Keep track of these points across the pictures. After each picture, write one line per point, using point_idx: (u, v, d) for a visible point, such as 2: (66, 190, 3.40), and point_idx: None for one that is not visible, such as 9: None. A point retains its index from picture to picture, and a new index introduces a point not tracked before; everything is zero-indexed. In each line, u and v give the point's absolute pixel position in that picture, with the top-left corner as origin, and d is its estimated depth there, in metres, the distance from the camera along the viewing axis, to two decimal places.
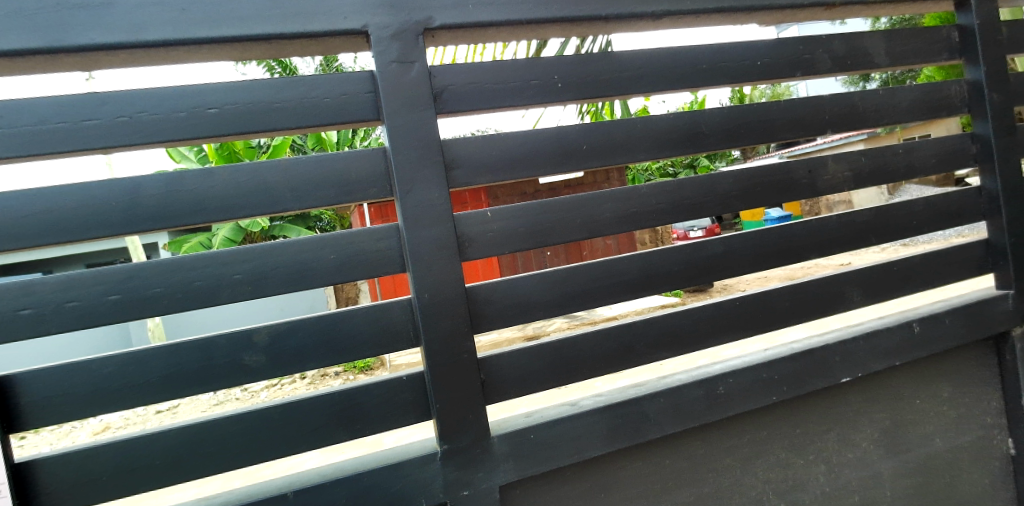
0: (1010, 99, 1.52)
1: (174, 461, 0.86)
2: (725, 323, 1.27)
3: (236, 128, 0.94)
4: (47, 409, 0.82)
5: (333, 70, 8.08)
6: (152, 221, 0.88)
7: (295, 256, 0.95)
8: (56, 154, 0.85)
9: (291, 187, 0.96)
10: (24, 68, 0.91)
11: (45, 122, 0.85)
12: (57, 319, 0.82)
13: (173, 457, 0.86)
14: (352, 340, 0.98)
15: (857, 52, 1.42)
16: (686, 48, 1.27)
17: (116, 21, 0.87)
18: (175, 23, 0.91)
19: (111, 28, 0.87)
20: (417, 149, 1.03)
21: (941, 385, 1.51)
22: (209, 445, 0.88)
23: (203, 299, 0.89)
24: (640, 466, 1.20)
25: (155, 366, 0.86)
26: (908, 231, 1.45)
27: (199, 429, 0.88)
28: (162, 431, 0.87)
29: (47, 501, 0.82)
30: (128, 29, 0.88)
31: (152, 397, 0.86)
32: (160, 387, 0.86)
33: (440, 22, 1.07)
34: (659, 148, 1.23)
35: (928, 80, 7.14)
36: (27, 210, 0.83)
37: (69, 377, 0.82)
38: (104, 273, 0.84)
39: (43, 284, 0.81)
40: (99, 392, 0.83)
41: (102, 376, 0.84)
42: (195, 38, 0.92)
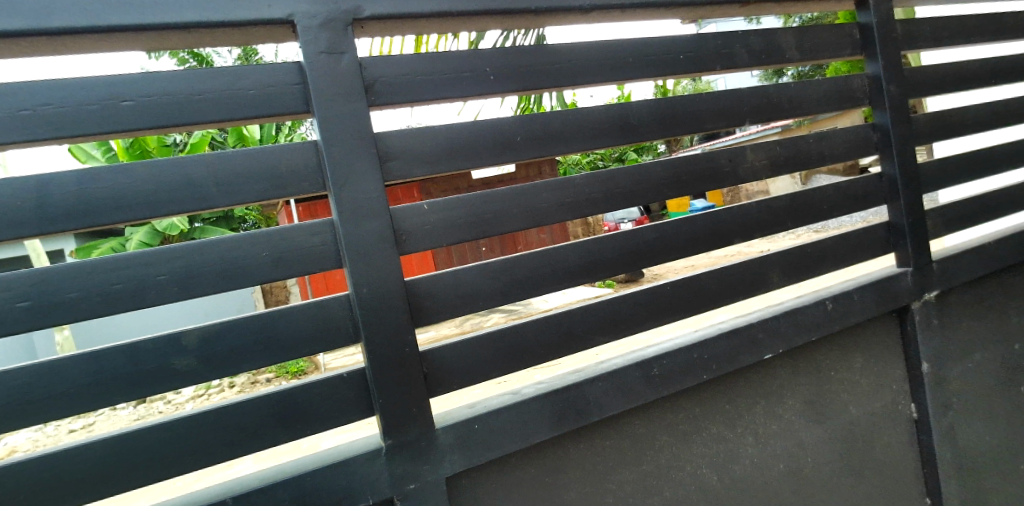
0: (905, 90, 1.68)
1: (97, 476, 0.79)
2: (659, 306, 1.33)
3: (156, 121, 0.87)
4: None
5: (255, 62, 7.65)
6: (61, 221, 0.79)
7: (225, 252, 0.90)
8: None
9: (218, 181, 0.90)
10: None
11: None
12: None
13: (96, 470, 0.79)
14: (291, 337, 0.94)
15: (772, 46, 1.52)
16: (617, 41, 1.31)
17: (13, 4, 0.77)
18: (80, 5, 0.82)
19: (5, 11, 0.77)
20: (352, 142, 1.00)
21: (852, 354, 1.67)
22: (139, 455, 0.81)
23: (126, 302, 0.82)
24: (584, 450, 1.23)
25: (70, 376, 0.78)
26: (820, 214, 1.59)
27: (125, 438, 0.81)
28: (77, 446, 0.78)
29: None
30: (29, 15, 0.79)
31: (68, 410, 0.77)
32: (76, 398, 0.78)
33: (371, 12, 1.04)
34: (593, 139, 1.26)
35: (810, 130, 7.48)
36: None
37: None
38: (8, 278, 0.75)
39: None
40: (2, 409, 0.74)
41: (6, 390, 0.74)
42: (104, 24, 0.83)
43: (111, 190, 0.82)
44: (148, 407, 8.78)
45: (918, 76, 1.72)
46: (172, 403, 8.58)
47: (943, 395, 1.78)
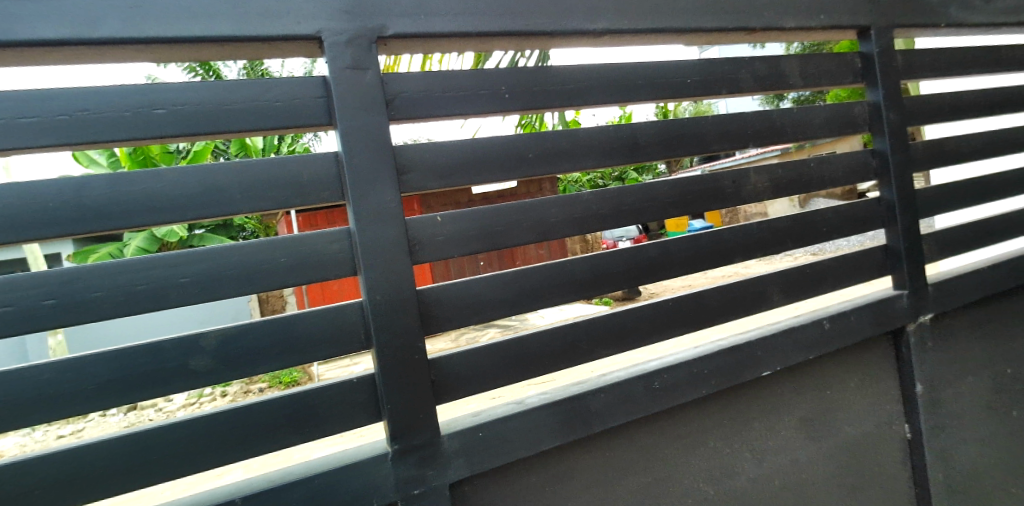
0: (904, 118, 1.73)
1: (115, 472, 0.82)
2: (662, 321, 1.36)
3: (190, 128, 0.92)
4: None
5: (260, 72, 7.72)
6: (100, 221, 0.84)
7: (246, 256, 0.94)
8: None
9: (244, 188, 0.95)
10: None
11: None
12: None
13: (114, 467, 0.82)
14: (304, 342, 0.97)
15: (776, 72, 1.57)
16: (627, 64, 1.35)
17: (63, 13, 0.83)
18: (124, 16, 0.87)
19: (54, 20, 0.82)
20: (372, 153, 1.03)
21: (849, 374, 1.70)
22: (154, 452, 0.85)
23: (152, 301, 0.87)
24: (584, 462, 1.25)
25: (95, 373, 0.82)
26: (819, 236, 1.62)
27: (143, 435, 0.84)
28: (100, 440, 0.83)
29: None
30: (77, 23, 0.84)
31: (91, 405, 0.82)
32: (97, 393, 0.82)
33: (395, 31, 1.08)
34: (601, 157, 1.30)
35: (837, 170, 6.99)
36: None
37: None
38: (44, 274, 0.80)
39: None
40: (30, 402, 0.78)
41: (38, 382, 0.79)
42: (146, 36, 0.88)
43: (144, 193, 0.87)
44: (137, 413, 8.67)
45: (917, 105, 1.78)
46: (162, 409, 8.49)
47: (938, 418, 1.81)
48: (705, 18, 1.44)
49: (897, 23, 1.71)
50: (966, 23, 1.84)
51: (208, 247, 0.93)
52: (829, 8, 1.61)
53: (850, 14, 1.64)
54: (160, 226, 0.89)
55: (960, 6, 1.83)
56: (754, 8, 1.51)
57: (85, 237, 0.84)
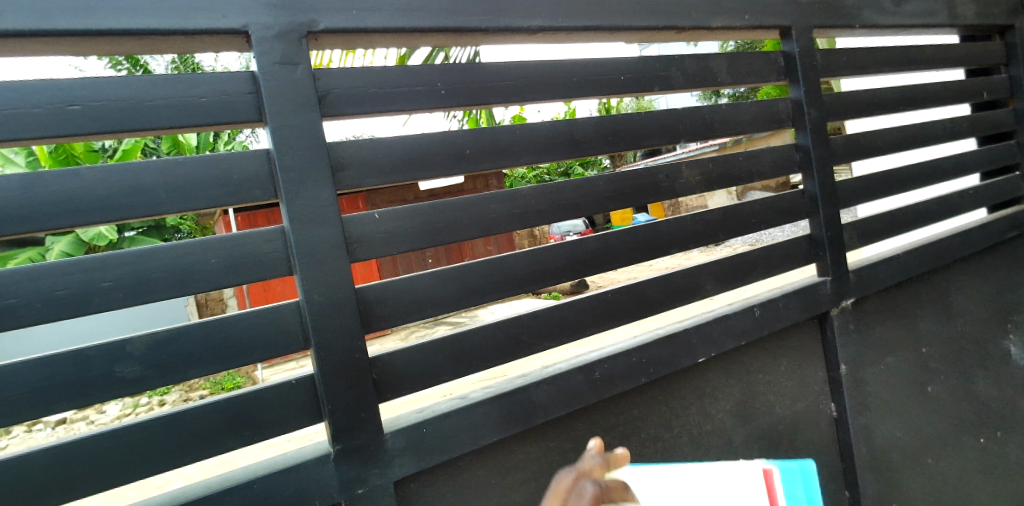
0: (824, 114, 1.85)
1: (31, 493, 0.78)
2: (604, 312, 1.41)
3: (107, 125, 0.86)
4: None
5: (192, 63, 7.30)
6: (9, 225, 0.79)
7: (177, 259, 0.91)
8: None
9: (169, 187, 0.92)
10: None
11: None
12: None
13: (30, 489, 0.77)
14: (239, 345, 0.95)
15: (706, 71, 1.64)
16: (564, 61, 1.38)
17: None
18: (31, 6, 0.81)
19: None
20: (305, 151, 1.02)
21: (778, 356, 1.82)
22: (77, 468, 0.81)
23: (71, 308, 0.83)
24: (530, 453, 1.29)
25: (8, 386, 0.78)
26: (750, 227, 1.72)
27: (64, 451, 0.80)
28: (16, 455, 0.78)
29: None
30: None
31: (7, 419, 0.78)
32: (14, 407, 0.79)
33: (326, 26, 1.06)
34: (539, 153, 1.33)
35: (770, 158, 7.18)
36: None
37: None
38: None
39: None
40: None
41: None
42: (58, 26, 0.83)
43: (59, 195, 0.82)
44: (65, 429, 8.07)
45: (836, 103, 1.91)
46: (95, 421, 7.94)
47: (858, 394, 1.96)
48: (638, 17, 1.49)
49: (817, 25, 1.83)
50: (877, 26, 1.99)
51: (134, 249, 0.89)
52: (754, 9, 1.70)
53: (773, 16, 1.74)
54: (77, 230, 0.84)
55: (872, 10, 1.97)
56: (684, 9, 1.58)
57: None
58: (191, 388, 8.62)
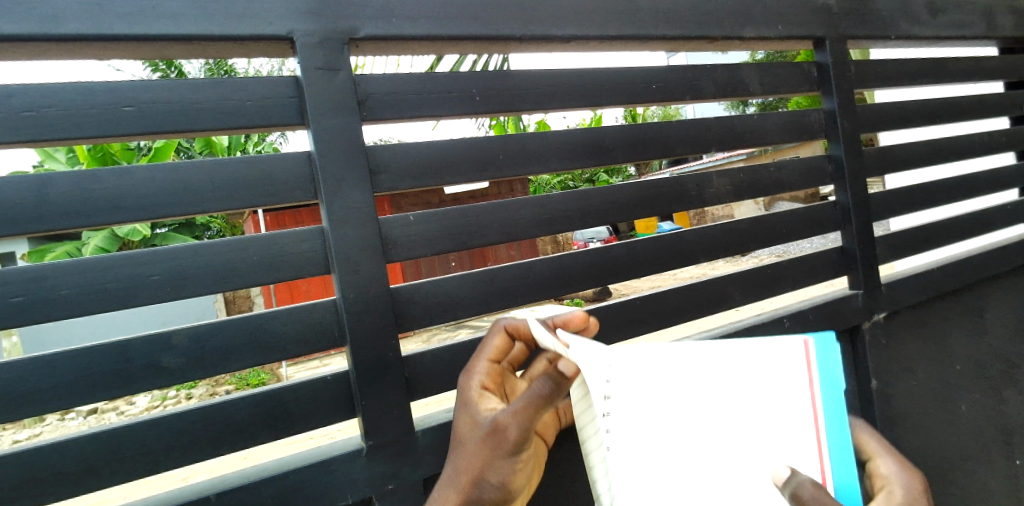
0: (857, 125, 1.82)
1: (93, 469, 0.88)
2: (630, 319, 1.41)
3: (156, 125, 0.92)
4: None
5: (225, 67, 7.53)
6: (67, 216, 0.86)
7: (218, 255, 0.95)
8: None
9: (213, 186, 0.96)
10: None
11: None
12: None
13: (92, 464, 0.88)
14: (276, 340, 0.99)
15: (736, 81, 1.64)
16: (595, 69, 1.39)
17: (28, 10, 0.83)
18: (92, 16, 0.87)
19: (21, 15, 0.83)
20: (343, 153, 1.05)
21: None
22: (131, 450, 0.90)
23: (121, 300, 0.88)
24: (555, 456, 1.30)
25: (64, 371, 0.84)
26: (779, 237, 1.70)
27: (120, 433, 0.90)
28: (80, 436, 0.88)
29: None
30: (42, 21, 0.85)
31: (61, 404, 0.84)
32: (68, 391, 0.85)
33: (366, 33, 1.09)
34: (569, 159, 1.33)
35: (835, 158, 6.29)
36: None
37: None
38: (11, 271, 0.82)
39: None
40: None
41: (8, 380, 0.81)
42: (115, 32, 0.89)
43: (113, 191, 0.89)
44: (96, 417, 8.36)
45: (870, 114, 1.87)
46: (123, 413, 8.18)
47: (888, 411, 1.92)
48: (669, 26, 1.49)
49: (851, 35, 1.80)
50: (915, 36, 1.95)
51: (179, 245, 0.94)
52: (787, 19, 1.69)
53: (807, 26, 1.72)
54: (127, 225, 0.90)
55: (909, 21, 1.94)
56: (716, 18, 1.58)
57: (53, 234, 0.85)
58: (216, 383, 8.84)
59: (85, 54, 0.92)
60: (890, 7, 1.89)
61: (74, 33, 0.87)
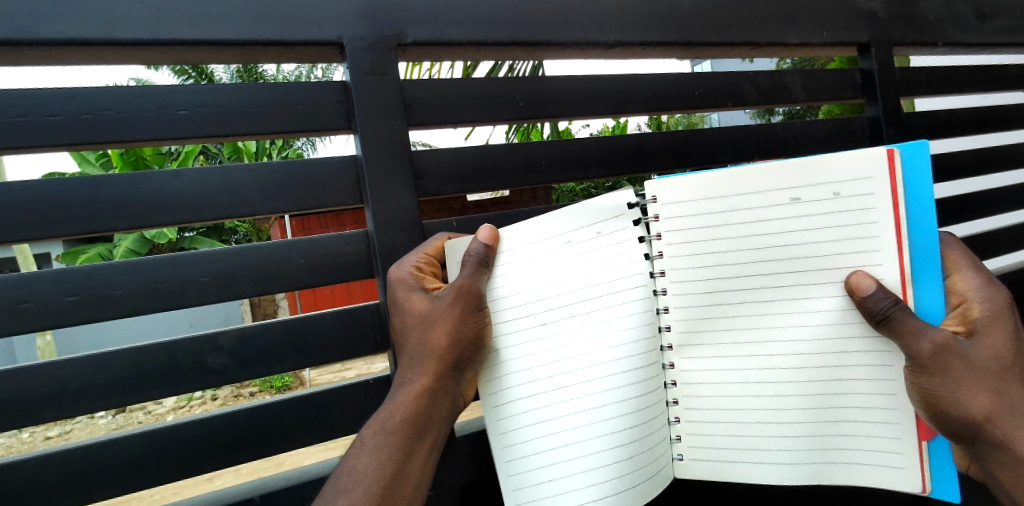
0: (903, 132, 1.77)
1: (140, 468, 0.89)
2: None
3: (208, 129, 0.95)
4: None
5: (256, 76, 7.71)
6: (122, 217, 0.88)
7: (264, 257, 0.97)
8: (24, 147, 0.84)
9: (261, 188, 0.98)
10: None
11: (4, 114, 0.83)
12: (14, 319, 0.81)
13: (139, 463, 0.89)
14: (319, 341, 1.00)
15: (779, 86, 1.61)
16: (636, 75, 1.38)
17: (92, 15, 0.87)
18: (152, 21, 0.91)
19: (86, 22, 0.87)
20: (390, 157, 1.06)
21: None
22: (176, 449, 0.91)
23: (170, 300, 0.90)
24: None
25: (116, 368, 0.86)
26: None
27: (165, 432, 0.91)
28: (127, 435, 0.90)
29: None
30: (105, 27, 0.88)
31: (112, 401, 0.86)
32: (119, 389, 0.87)
33: (413, 38, 1.10)
34: (611, 164, 1.33)
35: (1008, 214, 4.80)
36: None
37: (26, 379, 0.82)
38: (67, 270, 0.84)
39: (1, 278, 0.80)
40: (44, 396, 0.82)
41: (63, 376, 0.84)
42: (173, 37, 0.92)
43: (164, 193, 0.91)
44: (124, 415, 8.57)
45: (915, 121, 1.82)
46: (150, 413, 8.34)
47: None
48: (711, 32, 1.48)
49: (896, 41, 1.76)
50: (962, 42, 1.90)
51: (227, 247, 0.96)
52: (830, 24, 1.65)
53: (850, 31, 1.68)
54: (178, 225, 0.92)
55: (956, 26, 1.88)
56: (758, 23, 1.55)
57: (109, 232, 0.87)
58: (240, 386, 8.98)
59: (145, 58, 0.95)
60: (936, 11, 1.84)
61: (135, 38, 0.90)
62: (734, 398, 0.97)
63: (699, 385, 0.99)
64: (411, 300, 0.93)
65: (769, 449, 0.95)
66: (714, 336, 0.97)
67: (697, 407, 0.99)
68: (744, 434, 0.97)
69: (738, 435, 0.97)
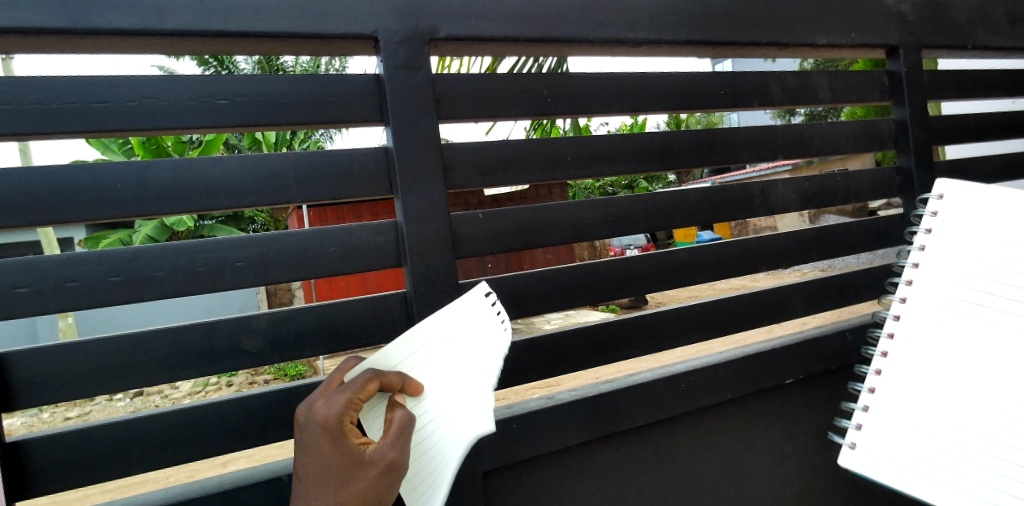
0: (929, 136, 1.75)
1: (173, 444, 0.92)
2: (687, 326, 1.41)
3: (246, 118, 0.98)
4: (43, 386, 0.84)
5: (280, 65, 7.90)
6: (160, 202, 0.91)
7: (298, 244, 1.00)
8: (72, 133, 0.87)
9: (295, 176, 1.01)
10: (22, 46, 0.90)
11: (53, 100, 0.86)
12: (59, 296, 0.84)
13: (172, 439, 0.92)
14: (350, 328, 1.04)
15: (805, 87, 1.60)
16: (662, 73, 1.39)
17: (139, 6, 0.90)
18: (195, 11, 0.94)
19: (134, 12, 0.90)
20: (421, 148, 1.09)
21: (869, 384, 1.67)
22: (208, 427, 0.95)
23: (208, 282, 0.93)
24: (611, 453, 1.29)
25: (156, 347, 0.90)
26: (841, 248, 1.66)
27: (199, 411, 0.95)
28: (162, 412, 0.93)
29: (39, 479, 0.85)
30: (151, 17, 0.91)
31: (154, 376, 0.90)
32: (160, 367, 0.90)
33: (446, 33, 1.13)
34: (636, 161, 1.34)
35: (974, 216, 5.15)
36: (41, 184, 0.85)
37: (70, 355, 0.85)
38: (110, 251, 0.87)
39: (47, 259, 0.84)
40: (90, 372, 0.86)
41: (107, 353, 0.87)
42: (216, 28, 0.95)
43: (204, 179, 0.94)
44: (143, 399, 8.79)
45: (942, 125, 1.80)
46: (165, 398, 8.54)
47: None
48: (739, 31, 1.48)
49: (926, 44, 1.75)
50: (994, 45, 1.87)
51: (262, 233, 0.99)
52: (858, 26, 1.64)
53: (880, 32, 1.67)
54: (216, 210, 0.95)
55: (987, 29, 1.85)
56: (788, 23, 1.55)
57: (151, 216, 0.91)
58: (255, 375, 9.19)
59: (188, 48, 0.98)
60: (969, 14, 1.81)
61: (179, 28, 0.93)
62: (959, 401, 0.98)
63: (895, 408, 1.05)
64: (350, 487, 0.64)
65: (971, 486, 0.93)
66: (909, 356, 1.05)
67: (873, 420, 1.07)
68: (910, 451, 1.01)
69: (948, 468, 0.97)
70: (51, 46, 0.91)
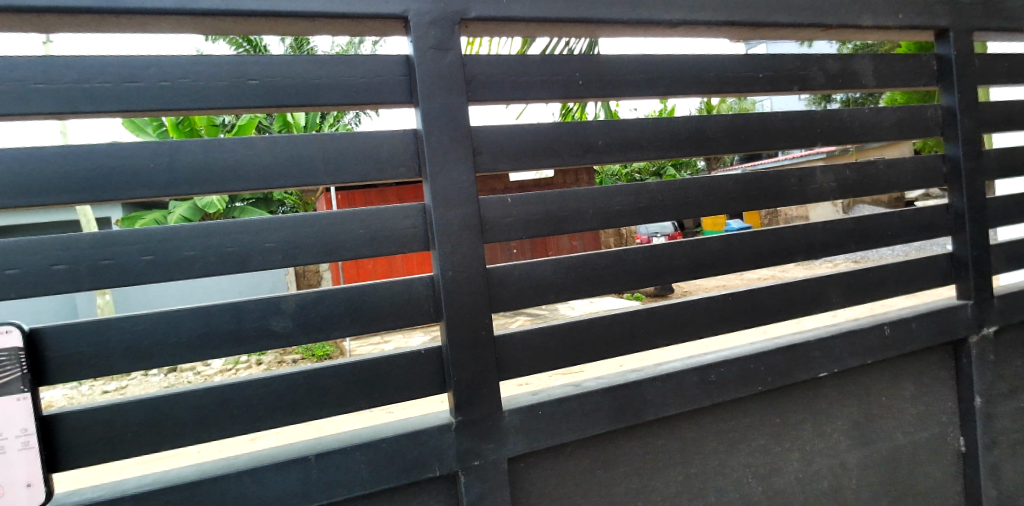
0: (979, 124, 1.66)
1: (203, 420, 0.95)
2: (715, 317, 1.38)
3: (276, 101, 0.99)
4: (83, 362, 0.87)
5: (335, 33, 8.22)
6: (191, 184, 0.92)
7: (326, 227, 1.01)
8: (109, 113, 0.89)
9: (325, 159, 1.01)
10: (62, 27, 0.92)
11: (90, 81, 0.88)
12: (95, 274, 0.87)
13: (202, 416, 0.95)
14: (376, 311, 1.05)
15: (848, 71, 1.53)
16: (698, 56, 1.34)
17: None
18: None
19: None
20: (449, 133, 1.08)
21: (904, 381, 1.61)
22: (236, 406, 0.97)
23: (238, 263, 0.95)
24: (635, 443, 1.28)
25: (187, 327, 0.92)
26: (881, 240, 1.60)
27: (228, 389, 0.97)
28: (192, 390, 0.96)
29: (79, 450, 0.89)
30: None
31: (186, 355, 0.92)
32: (191, 345, 0.93)
33: (477, 14, 1.11)
34: (668, 147, 1.30)
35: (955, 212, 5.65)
36: (78, 163, 0.87)
37: (106, 332, 0.88)
38: (143, 231, 0.89)
39: (84, 237, 0.86)
40: (126, 349, 0.89)
41: (141, 331, 0.90)
42: (248, 9, 0.95)
43: (235, 160, 0.94)
44: (177, 375, 9.15)
45: (994, 113, 1.71)
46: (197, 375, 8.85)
47: (995, 433, 1.72)
48: (781, 11, 1.41)
49: (980, 25, 1.64)
50: None
51: (291, 216, 1.00)
52: (908, 6, 1.55)
53: (931, 13, 1.58)
54: (247, 192, 0.96)
55: None
56: (832, 3, 1.47)
57: (183, 197, 0.92)
58: (283, 355, 9.47)
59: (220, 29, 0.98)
60: None
61: (211, 9, 0.93)
62: None
63: None
64: None
65: None
66: None
67: None
68: None
69: None
70: (86, 26, 0.93)
